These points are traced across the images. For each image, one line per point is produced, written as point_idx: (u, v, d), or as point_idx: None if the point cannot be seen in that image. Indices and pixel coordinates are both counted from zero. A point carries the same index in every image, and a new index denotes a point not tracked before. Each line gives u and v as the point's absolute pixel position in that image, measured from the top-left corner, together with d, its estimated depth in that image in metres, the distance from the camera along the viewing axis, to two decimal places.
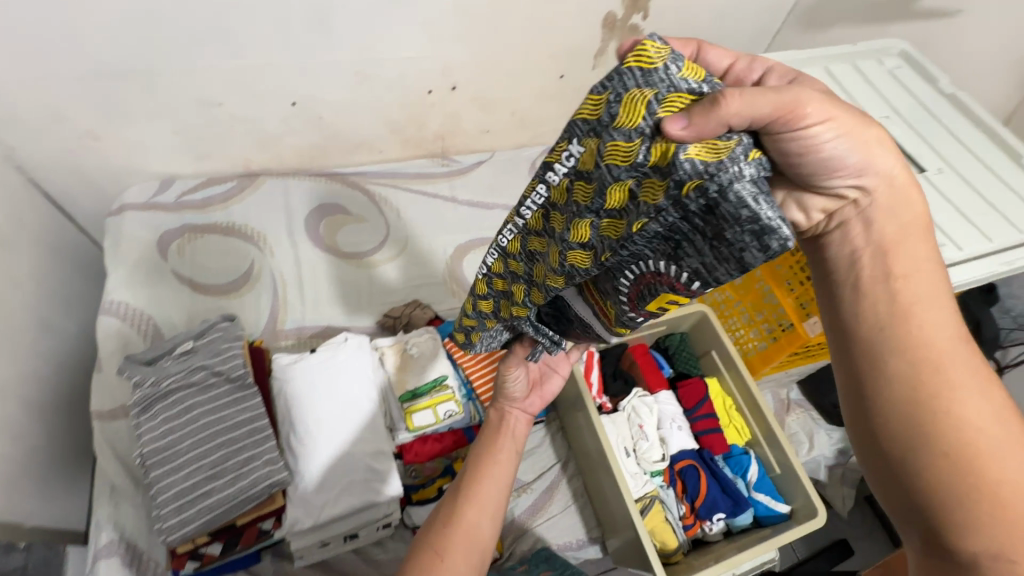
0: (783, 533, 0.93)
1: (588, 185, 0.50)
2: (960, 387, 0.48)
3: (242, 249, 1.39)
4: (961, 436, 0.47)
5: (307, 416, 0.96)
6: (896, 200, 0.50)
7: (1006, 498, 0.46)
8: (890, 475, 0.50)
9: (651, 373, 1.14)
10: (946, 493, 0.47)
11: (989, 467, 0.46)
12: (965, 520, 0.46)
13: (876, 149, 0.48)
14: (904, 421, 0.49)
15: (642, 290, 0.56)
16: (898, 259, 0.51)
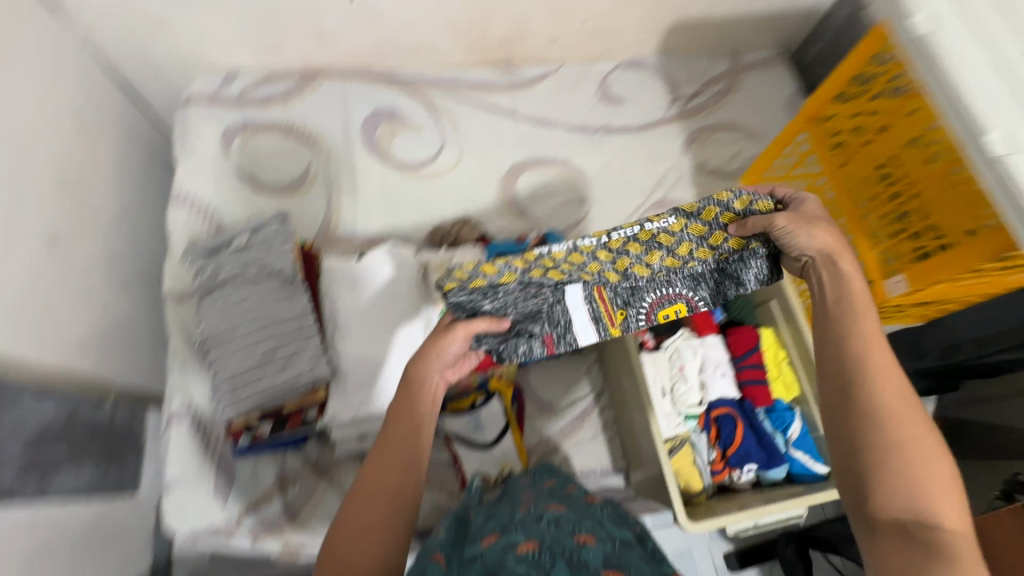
0: (817, 493, 0.90)
1: (669, 238, 0.81)
2: (909, 424, 0.63)
3: (300, 151, 1.39)
4: (902, 450, 0.62)
5: (351, 321, 0.99)
6: (838, 270, 0.75)
7: (939, 509, 0.59)
8: (858, 478, 0.64)
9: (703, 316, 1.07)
10: (890, 486, 0.61)
11: (921, 476, 0.61)
12: (904, 510, 0.60)
13: (815, 236, 0.75)
14: (866, 437, 0.64)
15: (657, 306, 0.88)
16: (847, 311, 0.72)
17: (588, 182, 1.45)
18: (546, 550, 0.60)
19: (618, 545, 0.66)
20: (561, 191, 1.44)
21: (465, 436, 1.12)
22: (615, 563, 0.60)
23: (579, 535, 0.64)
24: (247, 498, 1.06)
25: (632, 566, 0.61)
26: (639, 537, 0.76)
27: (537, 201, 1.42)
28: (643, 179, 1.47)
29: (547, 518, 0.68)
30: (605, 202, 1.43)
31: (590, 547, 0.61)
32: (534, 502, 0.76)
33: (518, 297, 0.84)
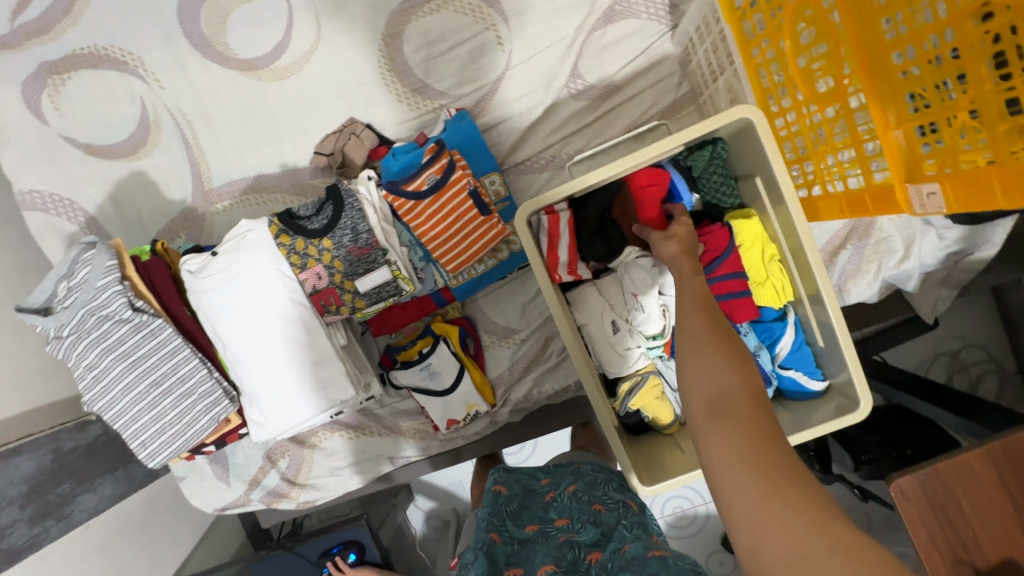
0: (807, 424, 0.74)
1: (346, 281, 0.87)
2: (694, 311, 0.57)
3: (123, 86, 1.06)
4: (725, 343, 0.52)
5: (231, 336, 0.85)
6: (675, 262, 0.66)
7: (755, 404, 0.47)
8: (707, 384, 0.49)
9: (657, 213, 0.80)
10: (725, 390, 0.48)
11: (748, 377, 0.49)
12: (719, 407, 0.47)
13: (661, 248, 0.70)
14: (690, 338, 0.54)
15: (359, 256, 0.86)
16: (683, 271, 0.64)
17: (500, 9, 0.99)
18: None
19: None
20: (465, 36, 1.00)
21: (422, 386, 1.02)
22: None
23: None
24: (246, 474, 1.13)
25: None
26: (572, 533, 0.69)
27: (436, 65, 1.01)
28: None
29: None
30: (531, 36, 0.99)
31: None
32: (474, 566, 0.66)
33: (346, 231, 0.85)
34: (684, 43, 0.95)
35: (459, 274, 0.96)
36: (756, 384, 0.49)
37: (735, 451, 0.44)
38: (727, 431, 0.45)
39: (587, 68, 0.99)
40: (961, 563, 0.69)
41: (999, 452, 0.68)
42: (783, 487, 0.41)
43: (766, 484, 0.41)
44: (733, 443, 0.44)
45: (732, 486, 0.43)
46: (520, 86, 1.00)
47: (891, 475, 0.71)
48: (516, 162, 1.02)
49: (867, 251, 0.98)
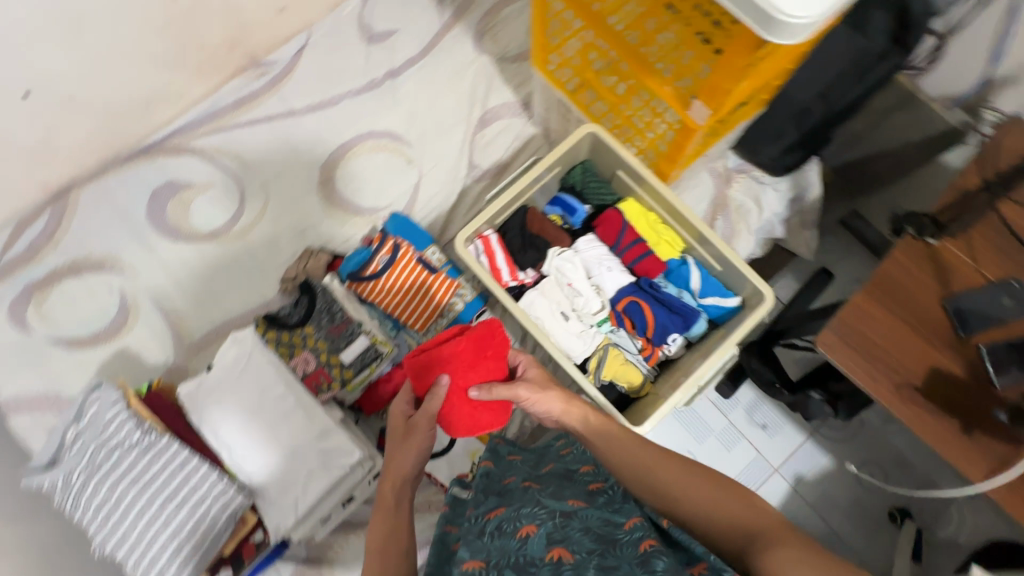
0: (737, 328, 0.91)
1: (332, 358, 0.99)
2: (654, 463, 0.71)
3: (103, 284, 1.22)
4: (698, 483, 0.67)
5: (236, 437, 0.91)
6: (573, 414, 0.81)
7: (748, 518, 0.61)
8: (719, 522, 0.62)
9: (458, 416, 0.85)
10: (734, 516, 0.62)
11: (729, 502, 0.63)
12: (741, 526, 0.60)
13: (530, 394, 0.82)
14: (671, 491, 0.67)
15: (338, 332, 1.00)
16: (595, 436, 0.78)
17: (404, 141, 1.31)
18: (491, 569, 0.58)
19: (561, 512, 0.63)
20: (383, 165, 1.30)
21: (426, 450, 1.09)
22: (559, 536, 0.59)
23: (522, 525, 0.62)
24: None
25: (578, 535, 0.59)
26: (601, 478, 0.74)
27: (366, 190, 1.28)
28: (456, 104, 1.32)
29: (495, 526, 0.65)
30: (432, 152, 1.30)
31: (530, 538, 0.59)
32: (482, 501, 0.72)
33: (324, 315, 1.01)
34: (542, 123, 1.30)
35: (427, 331, 1.11)
36: (744, 499, 0.63)
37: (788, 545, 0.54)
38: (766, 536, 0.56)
39: (480, 159, 1.30)
40: (902, 386, 0.83)
41: (875, 289, 0.86)
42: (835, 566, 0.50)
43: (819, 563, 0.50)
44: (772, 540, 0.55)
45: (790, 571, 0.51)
46: (436, 185, 1.28)
47: (816, 339, 0.87)
48: (449, 238, 1.25)
49: (733, 217, 1.24)
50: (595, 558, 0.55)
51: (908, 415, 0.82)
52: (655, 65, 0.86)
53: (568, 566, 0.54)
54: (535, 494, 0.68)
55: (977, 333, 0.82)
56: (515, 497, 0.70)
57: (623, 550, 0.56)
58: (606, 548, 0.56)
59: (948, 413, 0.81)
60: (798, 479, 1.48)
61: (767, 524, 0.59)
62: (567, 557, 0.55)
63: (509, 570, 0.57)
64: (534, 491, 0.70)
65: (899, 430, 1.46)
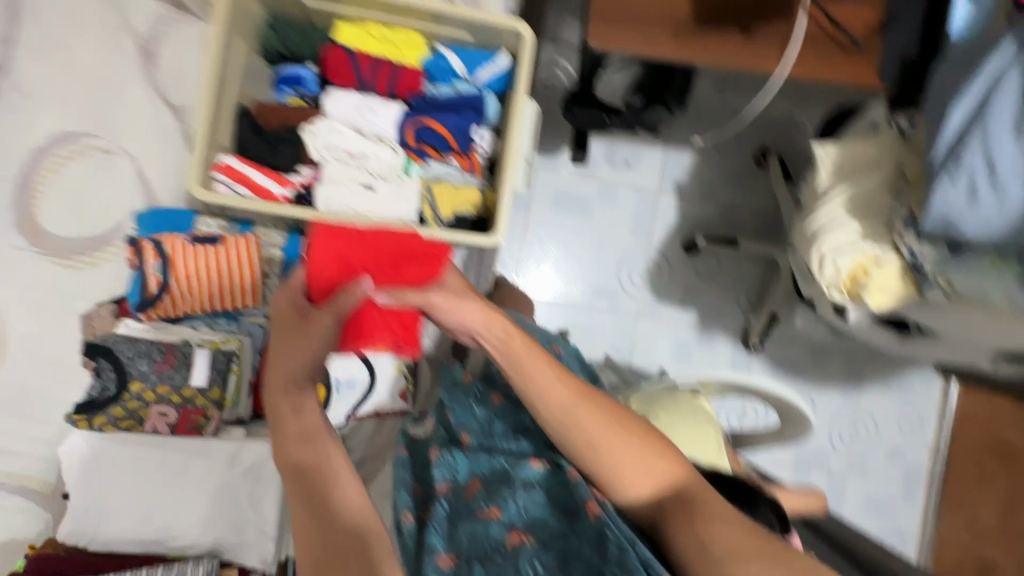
0: (518, 84, 0.85)
1: (185, 392, 0.86)
2: (573, 398, 0.57)
3: None
4: (616, 422, 0.57)
5: (155, 530, 0.80)
6: (494, 326, 0.58)
7: (698, 491, 0.55)
8: (644, 478, 0.56)
9: (366, 315, 0.62)
10: (660, 475, 0.56)
11: (661, 461, 0.57)
12: (685, 516, 0.53)
13: (458, 315, 0.58)
14: (594, 435, 0.56)
15: (168, 366, 0.86)
16: (509, 363, 0.57)
17: (70, 125, 0.93)
18: (463, 563, 0.51)
19: (523, 484, 0.58)
20: (70, 172, 0.93)
21: None
22: (524, 516, 0.55)
23: (483, 508, 0.56)
24: None
25: (542, 508, 0.56)
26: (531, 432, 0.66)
27: (76, 214, 0.93)
28: (92, 40, 0.94)
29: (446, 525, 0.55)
30: (115, 115, 0.96)
31: (498, 524, 0.54)
32: (428, 497, 0.61)
33: (138, 364, 0.85)
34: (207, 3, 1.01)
35: (266, 297, 0.97)
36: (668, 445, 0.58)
37: (714, 524, 0.51)
38: (700, 505, 0.53)
39: (175, 89, 1.00)
40: (680, 27, 0.80)
41: None
42: (766, 545, 0.49)
43: (749, 539, 0.49)
44: (709, 511, 0.53)
45: (732, 546, 0.49)
46: (155, 152, 0.98)
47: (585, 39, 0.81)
48: None
49: None
50: (566, 537, 0.52)
51: (697, 53, 0.81)
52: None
53: (528, 549, 0.52)
54: (503, 471, 0.60)
55: None
56: (493, 473, 0.60)
57: (583, 529, 0.53)
58: (569, 532, 0.53)
59: (722, 29, 0.81)
60: (677, 185, 1.56)
61: (700, 494, 0.55)
62: (527, 539, 0.53)
63: (476, 564, 0.51)
64: (506, 471, 0.60)
65: (726, 88, 1.53)
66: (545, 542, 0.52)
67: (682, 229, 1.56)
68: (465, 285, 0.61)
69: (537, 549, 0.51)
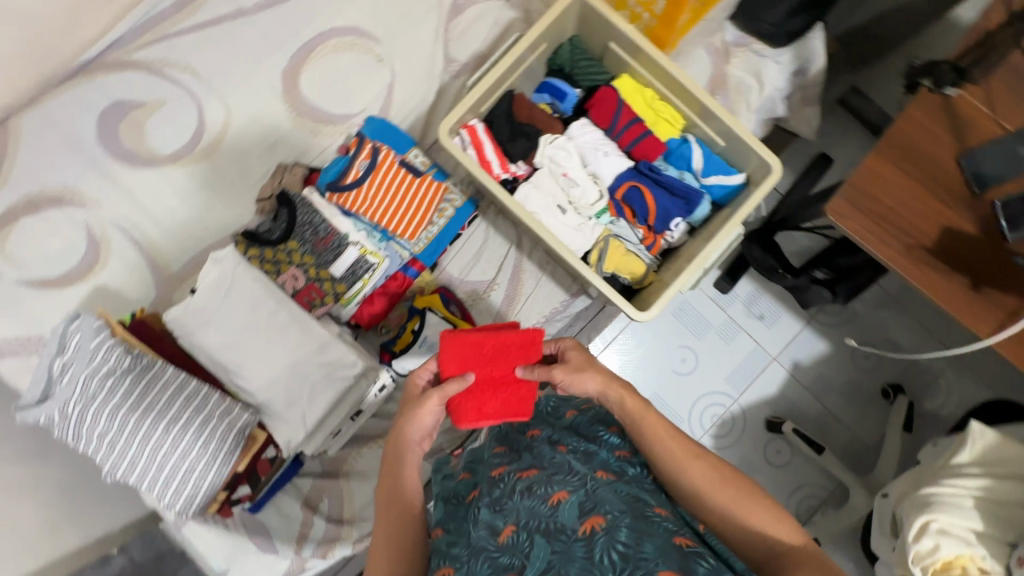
0: (743, 206, 0.87)
1: (322, 273, 0.95)
2: (685, 452, 0.63)
3: (64, 218, 1.13)
4: (727, 478, 0.61)
5: (231, 361, 0.88)
6: (615, 401, 0.68)
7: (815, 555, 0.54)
8: (752, 534, 0.57)
9: (467, 402, 0.73)
10: (766, 532, 0.57)
11: (773, 523, 0.58)
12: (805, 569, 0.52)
13: (569, 380, 0.71)
14: (703, 486, 0.61)
15: (324, 245, 0.94)
16: (626, 415, 0.67)
17: (371, 34, 1.16)
18: (522, 532, 0.55)
19: (590, 474, 0.60)
20: (350, 66, 1.16)
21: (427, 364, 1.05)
22: (590, 502, 0.55)
23: (552, 491, 0.58)
24: (291, 532, 1.07)
25: (608, 498, 0.56)
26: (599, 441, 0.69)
27: (335, 95, 1.17)
28: None
29: (523, 486, 0.60)
30: (404, 44, 1.17)
31: (563, 501, 0.55)
32: (512, 461, 0.68)
33: (306, 229, 0.94)
34: (521, 5, 1.17)
35: (419, 239, 1.05)
36: (775, 506, 0.59)
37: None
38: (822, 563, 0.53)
39: (457, 52, 1.19)
40: (914, 246, 0.80)
41: (886, 148, 0.82)
42: None
43: None
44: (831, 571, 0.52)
45: None
46: (411, 84, 1.18)
47: (827, 205, 0.83)
48: (432, 142, 1.17)
49: (732, 95, 1.16)
50: (630, 519, 0.53)
51: (915, 276, 0.80)
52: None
53: (601, 534, 0.51)
54: (569, 459, 0.63)
55: (992, 188, 0.78)
56: (551, 462, 0.63)
57: (658, 528, 0.53)
58: (637, 517, 0.54)
59: (954, 271, 0.79)
60: (796, 365, 1.51)
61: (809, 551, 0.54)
62: (600, 522, 0.52)
63: (539, 537, 0.54)
64: (575, 465, 0.62)
65: (894, 311, 1.48)
66: (613, 526, 0.52)
67: (776, 405, 1.50)
68: (573, 347, 0.76)
69: (612, 531, 0.51)
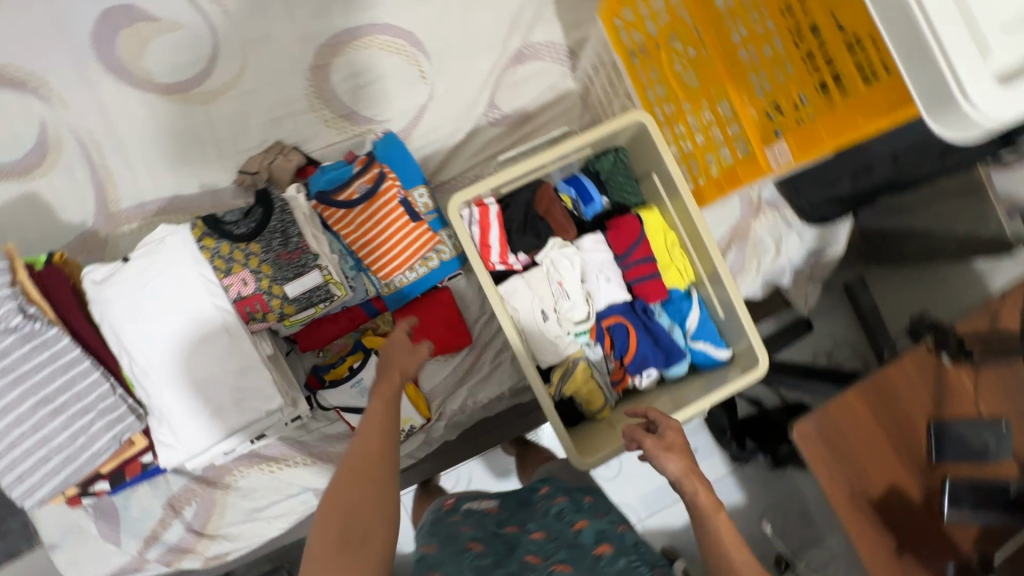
0: (718, 386, 0.83)
1: (274, 287, 0.85)
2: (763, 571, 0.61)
3: (20, 106, 1.00)
4: None
5: (137, 351, 0.79)
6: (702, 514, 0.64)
7: None
8: None
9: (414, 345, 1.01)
10: None
11: None
12: None
13: (661, 457, 0.67)
14: None
15: (289, 260, 0.85)
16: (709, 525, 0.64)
17: (423, 48, 1.10)
18: None
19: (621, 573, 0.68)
20: (389, 70, 1.09)
21: (353, 405, 1.00)
22: None
23: None
24: (145, 526, 0.98)
25: None
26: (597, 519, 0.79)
27: (362, 94, 1.08)
28: (491, 24, 1.11)
29: None
30: (452, 71, 1.10)
31: None
32: (543, 551, 0.73)
33: (276, 236, 0.85)
34: (583, 81, 1.12)
35: (391, 282, 0.97)
36: None
37: None
38: None
39: (503, 99, 1.11)
40: (857, 494, 0.79)
41: (869, 388, 0.80)
42: None
43: None
44: None
45: None
46: (443, 113, 1.10)
47: (794, 422, 0.80)
48: (443, 181, 1.09)
49: (748, 251, 1.14)
50: None
51: (851, 521, 0.79)
52: (748, 76, 0.71)
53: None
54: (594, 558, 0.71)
55: (946, 462, 0.80)
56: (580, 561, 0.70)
57: None
58: None
59: (887, 531, 0.79)
60: None
61: None
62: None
63: None
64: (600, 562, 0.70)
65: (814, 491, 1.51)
66: None
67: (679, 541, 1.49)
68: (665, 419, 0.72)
69: None
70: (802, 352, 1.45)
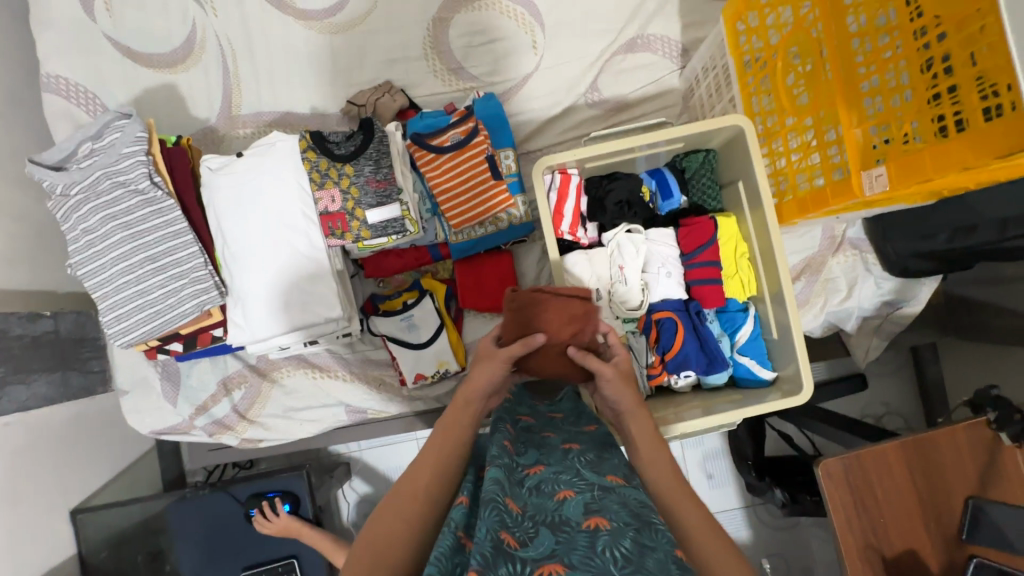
0: (756, 403, 0.82)
1: (357, 210, 0.91)
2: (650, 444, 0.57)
3: (179, 5, 1.12)
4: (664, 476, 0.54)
5: (229, 235, 0.88)
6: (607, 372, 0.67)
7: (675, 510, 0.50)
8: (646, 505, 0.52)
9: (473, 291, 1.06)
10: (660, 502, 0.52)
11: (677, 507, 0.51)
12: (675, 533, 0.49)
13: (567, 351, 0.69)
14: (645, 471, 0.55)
15: (376, 187, 0.92)
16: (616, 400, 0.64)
17: (540, 19, 1.13)
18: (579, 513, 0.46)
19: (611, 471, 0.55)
20: (503, 34, 1.13)
21: (399, 337, 1.06)
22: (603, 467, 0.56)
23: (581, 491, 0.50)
24: (199, 396, 1.10)
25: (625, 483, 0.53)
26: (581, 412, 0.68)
27: (474, 53, 1.13)
28: (612, 10, 1.12)
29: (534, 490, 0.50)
30: (562, 47, 1.13)
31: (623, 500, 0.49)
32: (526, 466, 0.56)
33: (369, 163, 0.92)
34: (689, 81, 1.11)
35: (459, 232, 1.02)
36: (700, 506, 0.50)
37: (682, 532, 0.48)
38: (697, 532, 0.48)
39: (605, 84, 1.13)
40: (870, 547, 0.77)
41: (910, 449, 0.78)
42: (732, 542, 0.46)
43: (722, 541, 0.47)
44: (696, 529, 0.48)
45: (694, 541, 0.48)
46: (544, 86, 1.13)
47: (821, 458, 0.79)
48: (529, 150, 1.13)
49: (816, 286, 1.11)
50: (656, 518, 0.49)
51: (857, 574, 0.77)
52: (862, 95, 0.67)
53: (605, 534, 0.43)
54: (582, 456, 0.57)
55: (976, 543, 0.76)
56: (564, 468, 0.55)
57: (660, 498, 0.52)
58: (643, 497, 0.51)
59: None
60: None
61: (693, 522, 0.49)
62: (607, 525, 0.44)
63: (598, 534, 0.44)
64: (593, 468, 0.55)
65: None
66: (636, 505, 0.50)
67: None
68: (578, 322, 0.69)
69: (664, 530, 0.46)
70: (849, 407, 1.39)
